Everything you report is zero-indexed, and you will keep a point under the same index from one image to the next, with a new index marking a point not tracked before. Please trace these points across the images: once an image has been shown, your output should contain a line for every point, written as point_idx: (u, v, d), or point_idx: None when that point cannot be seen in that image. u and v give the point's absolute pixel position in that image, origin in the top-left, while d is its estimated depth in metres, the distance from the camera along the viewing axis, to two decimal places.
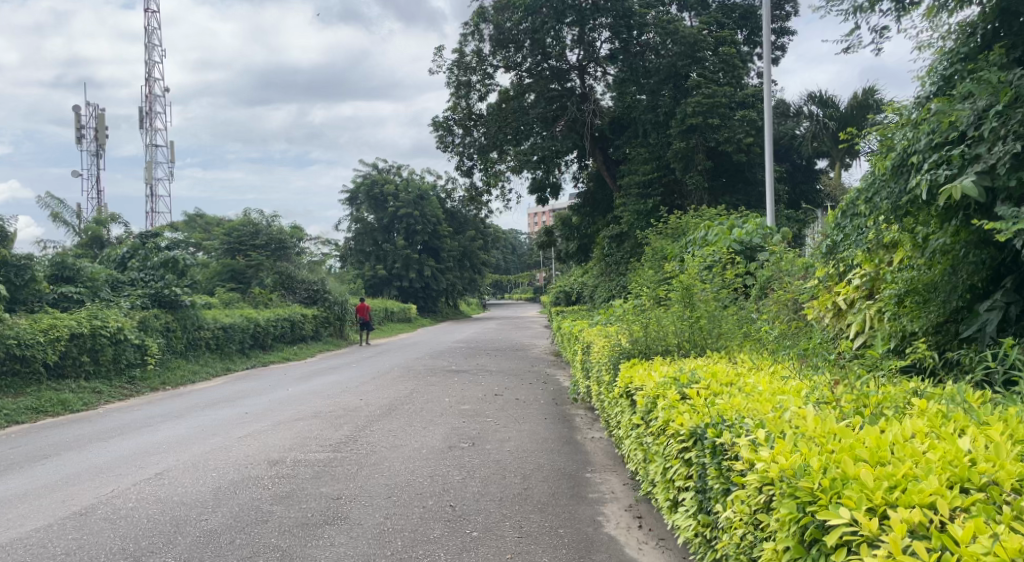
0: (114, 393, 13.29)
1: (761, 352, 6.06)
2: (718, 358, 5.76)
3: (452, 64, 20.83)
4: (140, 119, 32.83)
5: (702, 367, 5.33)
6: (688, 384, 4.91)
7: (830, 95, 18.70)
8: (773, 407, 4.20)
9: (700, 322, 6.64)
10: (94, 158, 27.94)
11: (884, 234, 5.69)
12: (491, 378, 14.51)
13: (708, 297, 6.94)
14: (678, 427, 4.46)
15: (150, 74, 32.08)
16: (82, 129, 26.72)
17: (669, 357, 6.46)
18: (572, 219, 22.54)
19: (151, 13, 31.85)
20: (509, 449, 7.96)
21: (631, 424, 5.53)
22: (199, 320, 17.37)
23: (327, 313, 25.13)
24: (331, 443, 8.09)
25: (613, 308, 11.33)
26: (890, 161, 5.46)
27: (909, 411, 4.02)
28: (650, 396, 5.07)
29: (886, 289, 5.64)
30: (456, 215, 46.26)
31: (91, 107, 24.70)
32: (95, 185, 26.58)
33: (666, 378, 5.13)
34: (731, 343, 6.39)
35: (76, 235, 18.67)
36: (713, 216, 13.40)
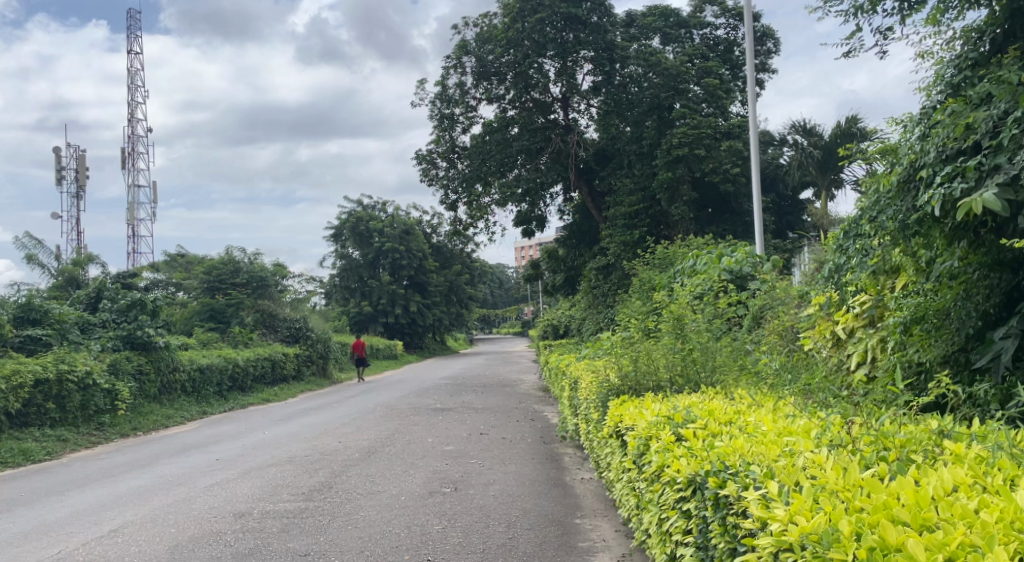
0: (81, 441, 12.79)
1: (760, 388, 5.68)
2: (713, 394, 5.36)
3: (434, 98, 20.58)
4: (123, 160, 32.51)
5: (696, 404, 4.93)
6: (682, 423, 4.53)
7: (815, 123, 18.41)
8: (781, 451, 3.81)
9: (693, 355, 6.26)
10: (74, 199, 27.54)
11: (888, 256, 5.31)
12: (477, 416, 14.05)
13: (700, 328, 6.57)
14: (674, 474, 4.06)
15: (131, 114, 31.85)
16: (62, 171, 26.34)
17: (661, 393, 6.06)
18: (558, 252, 22.23)
19: (133, 54, 31.70)
20: (493, 493, 7.51)
21: (621, 466, 5.12)
22: (175, 362, 16.86)
23: (309, 351, 24.74)
24: (303, 491, 7.63)
25: (602, 341, 10.94)
26: (895, 177, 5.12)
27: (941, 456, 3.63)
28: (641, 437, 4.66)
29: (890, 319, 5.27)
30: (442, 250, 45.92)
31: (70, 148, 24.36)
32: (74, 226, 26.19)
33: (659, 417, 4.73)
34: (725, 377, 6.01)
35: (51, 277, 18.16)
36: (701, 245, 13.06)
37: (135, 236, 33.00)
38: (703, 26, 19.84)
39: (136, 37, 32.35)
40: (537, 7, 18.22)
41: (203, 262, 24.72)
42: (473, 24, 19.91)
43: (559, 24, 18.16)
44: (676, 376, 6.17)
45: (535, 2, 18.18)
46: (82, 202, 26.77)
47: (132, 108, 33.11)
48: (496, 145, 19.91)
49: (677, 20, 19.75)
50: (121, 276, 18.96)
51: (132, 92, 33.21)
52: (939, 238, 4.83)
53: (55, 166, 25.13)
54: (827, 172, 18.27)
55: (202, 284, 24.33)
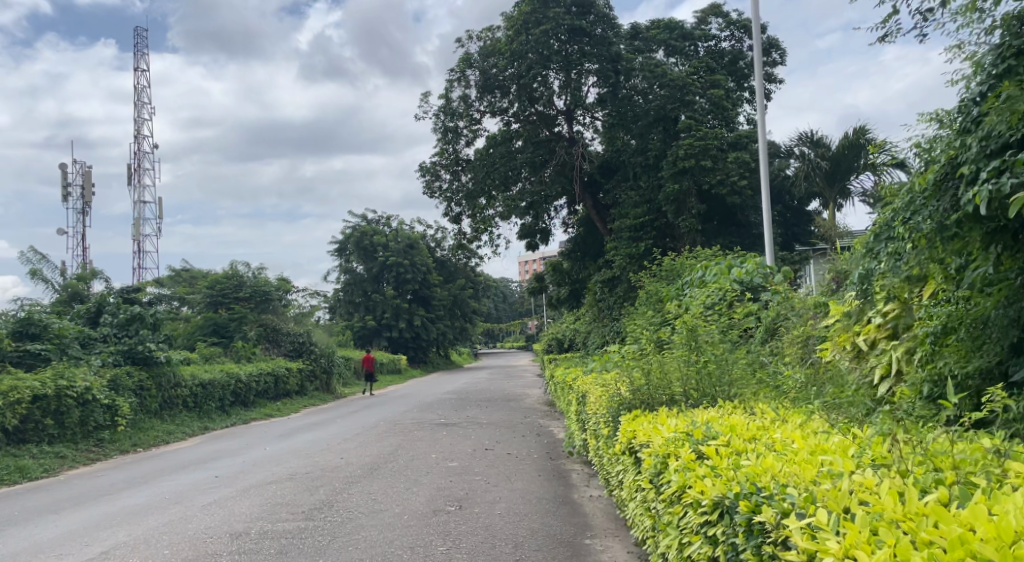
0: (79, 457, 12.56)
1: (781, 402, 5.45)
2: (732, 409, 5.11)
3: (437, 111, 20.41)
4: (129, 175, 32.46)
5: (716, 419, 4.68)
6: (702, 440, 4.29)
7: (822, 134, 18.10)
8: (818, 472, 3.57)
9: (708, 368, 6.00)
10: (79, 214, 27.44)
11: (918, 262, 4.90)
12: (482, 431, 13.77)
13: (715, 340, 6.35)
14: (698, 495, 3.81)
15: (137, 130, 31.85)
16: (68, 187, 26.25)
17: (675, 408, 5.82)
18: (563, 265, 22.00)
19: (139, 70, 31.69)
20: (499, 512, 7.25)
21: (635, 485, 4.87)
22: (176, 377, 16.62)
23: (313, 366, 24.53)
24: (303, 509, 7.40)
25: (609, 355, 10.68)
26: (932, 174, 4.79)
27: (1004, 479, 3.39)
28: (658, 455, 4.41)
29: (922, 329, 5.04)
30: (446, 264, 45.71)
31: (75, 162, 24.26)
32: (80, 241, 26.08)
33: (677, 434, 4.49)
34: (742, 390, 5.78)
35: (54, 292, 17.99)
36: (709, 257, 12.80)
37: (140, 251, 32.91)
38: (708, 38, 19.66)
39: (142, 53, 32.36)
40: (541, 19, 18.06)
41: (206, 277, 24.55)
42: (478, 37, 19.79)
43: (563, 36, 18.01)
44: (690, 390, 5.94)
45: (540, 15, 18.05)
46: (88, 218, 26.67)
47: (138, 124, 33.11)
48: (499, 158, 19.80)
49: (681, 33, 19.54)
50: (125, 291, 18.79)
51: (138, 108, 33.21)
52: (976, 241, 4.54)
53: (60, 182, 25.04)
54: (835, 183, 18.04)
55: (205, 299, 24.15)
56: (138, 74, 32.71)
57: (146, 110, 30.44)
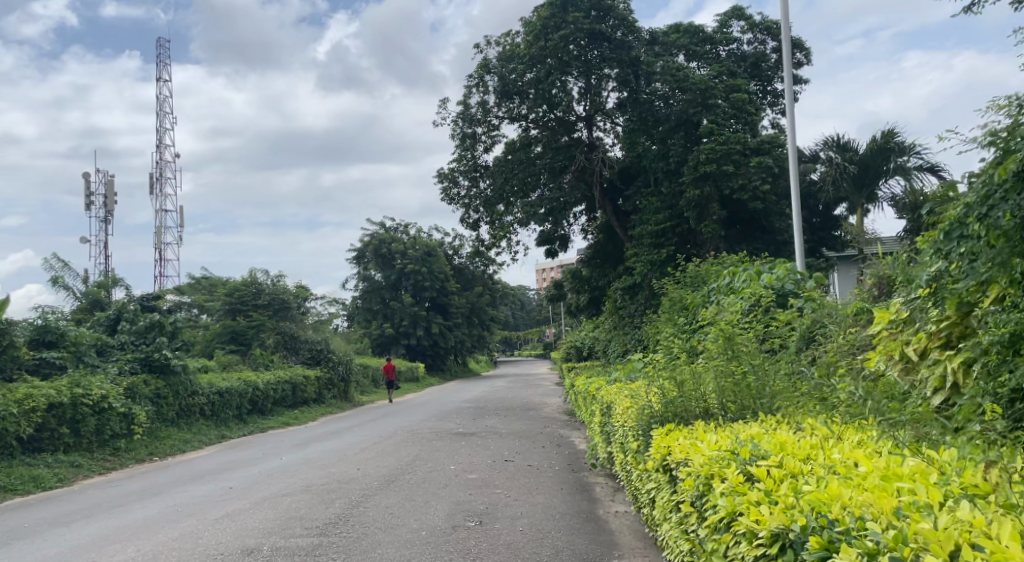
0: (94, 466, 12.37)
1: (827, 417, 5.14)
2: (777, 425, 4.79)
3: (456, 116, 20.17)
4: (152, 185, 32.51)
5: (762, 437, 4.37)
6: (751, 460, 3.99)
7: (849, 139, 17.89)
8: (898, 504, 3.29)
9: (746, 380, 5.70)
10: (101, 222, 27.45)
11: (991, 263, 4.50)
12: (502, 442, 13.44)
13: (753, 350, 6.02)
14: (753, 523, 3.51)
15: (160, 140, 31.95)
16: (91, 196, 26.25)
17: (712, 421, 5.50)
18: (582, 272, 21.66)
19: (161, 80, 31.78)
20: (521, 529, 6.95)
21: (671, 506, 4.56)
22: (193, 385, 16.44)
23: (330, 374, 24.33)
24: (318, 524, 7.12)
25: (632, 363, 10.36)
26: (1012, 164, 4.30)
27: None
28: (700, 475, 4.10)
29: (985, 339, 4.56)
30: (464, 271, 45.48)
31: (97, 171, 24.24)
32: (101, 249, 26.07)
33: (721, 452, 4.19)
34: (783, 403, 5.44)
35: (75, 299, 17.89)
36: (735, 264, 12.47)
37: (163, 260, 32.97)
38: (730, 42, 19.36)
39: (165, 62, 32.46)
40: (561, 24, 17.86)
41: (225, 285, 24.43)
42: (496, 43, 19.53)
43: (583, 40, 17.75)
44: (727, 402, 5.61)
45: (559, 20, 17.82)
46: (110, 227, 26.68)
47: (161, 133, 33.22)
48: (518, 164, 19.60)
49: (702, 37, 19.29)
50: (145, 299, 18.68)
51: (161, 117, 33.34)
52: None
53: (82, 190, 25.04)
54: (863, 188, 17.72)
55: (223, 306, 24.01)
56: (161, 83, 32.82)
57: (168, 119, 30.48)
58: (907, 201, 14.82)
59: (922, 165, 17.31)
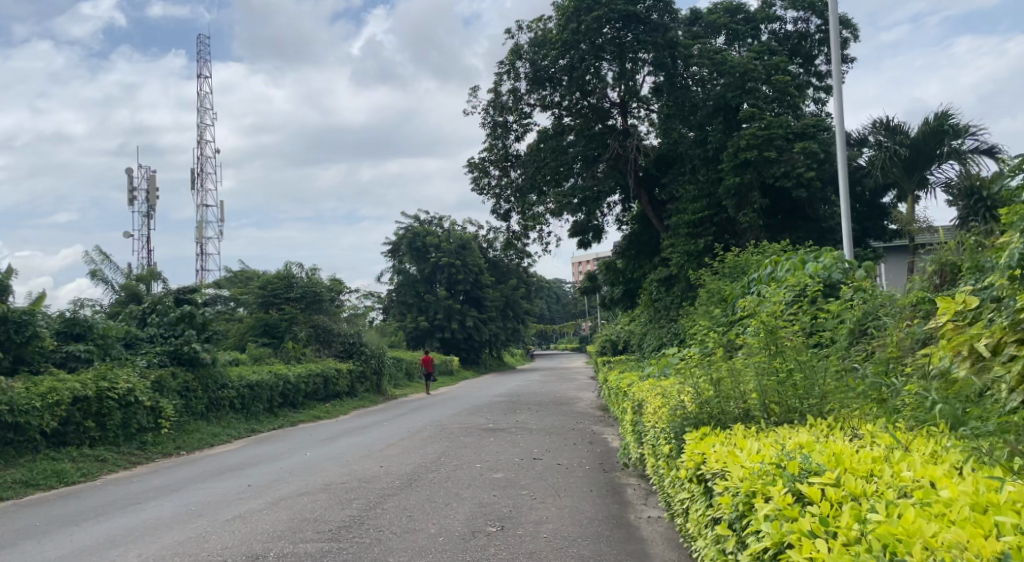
0: (120, 460, 12.06)
1: (888, 424, 4.58)
2: (829, 434, 4.26)
3: (486, 105, 19.69)
4: (192, 180, 32.56)
5: (815, 447, 3.87)
6: (799, 476, 3.53)
7: (900, 122, 16.93)
8: (1002, 546, 2.79)
9: (792, 380, 5.18)
10: (143, 217, 27.49)
11: None
12: (532, 438, 13.00)
13: (798, 344, 5.50)
14: (806, 559, 3.05)
15: (200, 136, 32.15)
16: (133, 192, 26.27)
17: (753, 425, 5.01)
18: (617, 263, 21.10)
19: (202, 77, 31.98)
20: (545, 536, 6.55)
21: (706, 522, 4.08)
22: (222, 378, 16.16)
23: (363, 367, 24.01)
24: (330, 527, 6.72)
25: (667, 358, 9.83)
26: None
27: None
28: (739, 493, 3.67)
29: None
30: (499, 264, 45.11)
31: (138, 167, 24.34)
32: (143, 244, 26.15)
33: (767, 464, 3.72)
34: (835, 405, 4.90)
35: (113, 292, 17.72)
36: (777, 252, 11.88)
37: (203, 254, 33.04)
38: (772, 21, 18.60)
39: (203, 57, 32.40)
40: (592, 6, 17.21)
41: (258, 277, 24.22)
42: (528, 28, 18.99)
43: (617, 23, 17.16)
44: (769, 402, 5.10)
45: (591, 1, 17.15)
46: (150, 221, 26.64)
47: (201, 129, 33.24)
48: (550, 153, 19.16)
49: (744, 17, 18.60)
50: (181, 292, 18.57)
51: (201, 112, 33.37)
52: None
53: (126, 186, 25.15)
54: (914, 172, 17.02)
55: (256, 299, 23.77)
56: (201, 77, 32.80)
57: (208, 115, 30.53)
58: (964, 186, 14.10)
59: (977, 148, 16.55)
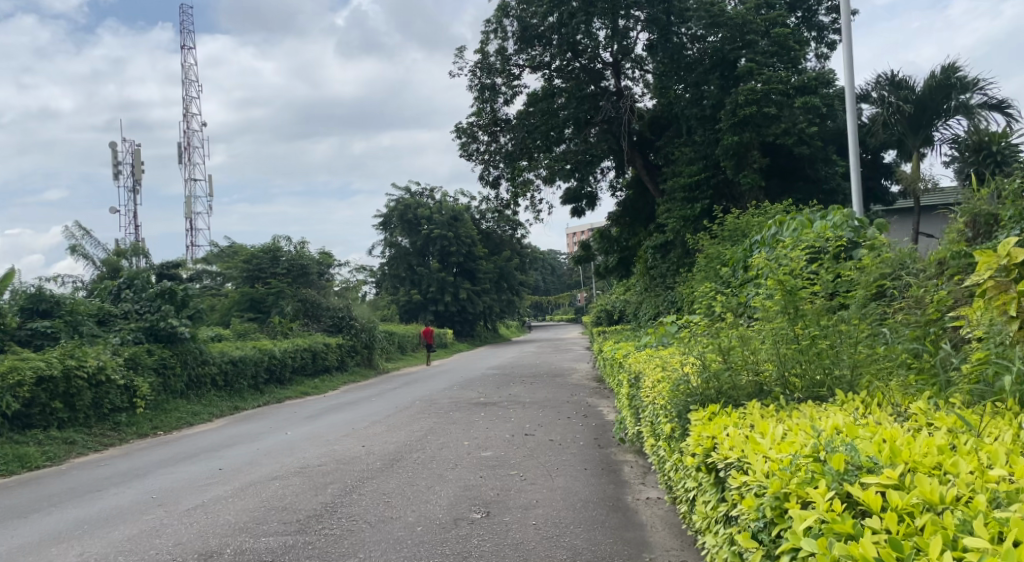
0: (91, 443, 11.40)
1: (931, 403, 4.06)
2: (869, 419, 3.74)
3: (473, 66, 18.89)
4: (179, 154, 31.80)
5: (861, 442, 3.37)
6: (846, 475, 3.15)
7: (904, 76, 16.33)
8: None
9: (815, 349, 4.64)
10: (128, 192, 26.76)
11: None
12: (526, 412, 12.41)
13: (819, 308, 5.02)
14: None
15: (186, 109, 31.56)
16: (118, 166, 25.48)
17: (772, 402, 4.48)
18: (611, 231, 20.46)
19: (188, 50, 31.48)
20: (534, 523, 5.95)
21: (717, 519, 3.63)
22: (203, 354, 15.44)
23: (354, 341, 23.34)
24: (298, 517, 6.10)
25: (665, 326, 9.25)
26: None
27: None
28: (771, 495, 3.24)
29: None
30: (492, 236, 44.33)
31: (122, 141, 23.66)
32: (131, 220, 25.56)
33: (801, 459, 3.32)
34: (870, 377, 4.42)
35: (93, 269, 16.52)
36: (780, 213, 11.26)
37: (192, 230, 32.30)
38: None
39: (187, 27, 31.48)
40: None
41: (243, 250, 23.46)
42: None
43: None
44: (789, 374, 4.61)
45: None
46: (135, 195, 25.91)
47: (188, 101, 32.40)
48: (541, 117, 18.39)
49: None
50: (164, 268, 17.87)
51: (186, 84, 32.59)
52: None
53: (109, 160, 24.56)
54: (920, 130, 16.41)
55: (241, 273, 23.04)
56: (184, 48, 31.83)
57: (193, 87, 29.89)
58: (973, 141, 13.57)
59: (986, 103, 15.90)
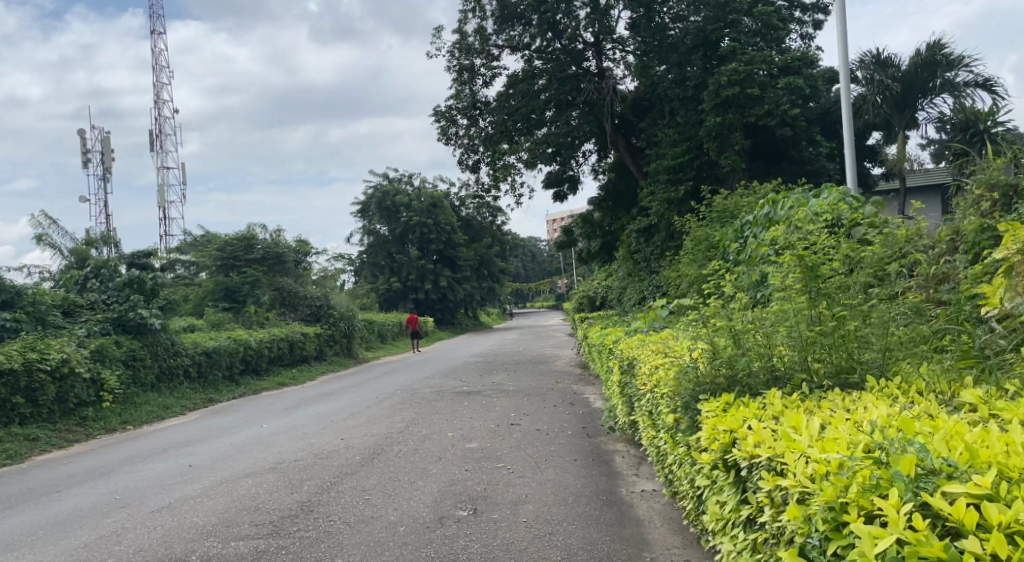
0: (55, 439, 10.91)
1: (969, 388, 3.92)
2: (912, 415, 3.62)
3: (452, 47, 18.46)
4: (151, 141, 31.07)
5: (929, 444, 3.24)
6: (923, 481, 3.06)
7: (889, 54, 16.02)
8: None
9: (838, 333, 4.40)
10: (99, 181, 26.07)
11: None
12: (509, 401, 12.04)
13: (840, 285, 4.80)
14: None
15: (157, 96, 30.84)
16: (87, 154, 24.79)
17: (793, 390, 4.28)
18: (594, 216, 20.09)
19: (159, 35, 30.76)
20: (525, 520, 5.57)
21: (751, 522, 3.59)
22: (174, 345, 14.93)
23: (332, 330, 22.85)
24: (273, 517, 5.70)
25: (654, 311, 8.88)
26: None
27: None
28: (824, 506, 3.16)
29: None
30: (472, 223, 43.86)
31: (91, 128, 23.00)
32: (102, 209, 24.92)
33: (858, 464, 3.22)
34: (900, 364, 4.23)
35: (62, 257, 15.64)
36: (770, 192, 10.92)
37: (166, 219, 31.59)
38: None
39: (157, 11, 30.69)
40: None
41: (216, 238, 22.86)
42: None
43: None
44: (811, 360, 4.38)
45: None
46: (105, 184, 25.22)
47: (159, 87, 31.62)
48: (520, 98, 17.92)
49: None
50: (136, 257, 17.22)
51: (158, 70, 31.83)
52: None
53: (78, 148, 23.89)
54: (905, 109, 16.17)
55: (215, 262, 22.46)
56: (155, 33, 31.06)
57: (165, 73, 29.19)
58: (960, 121, 13.29)
59: (971, 81, 15.63)
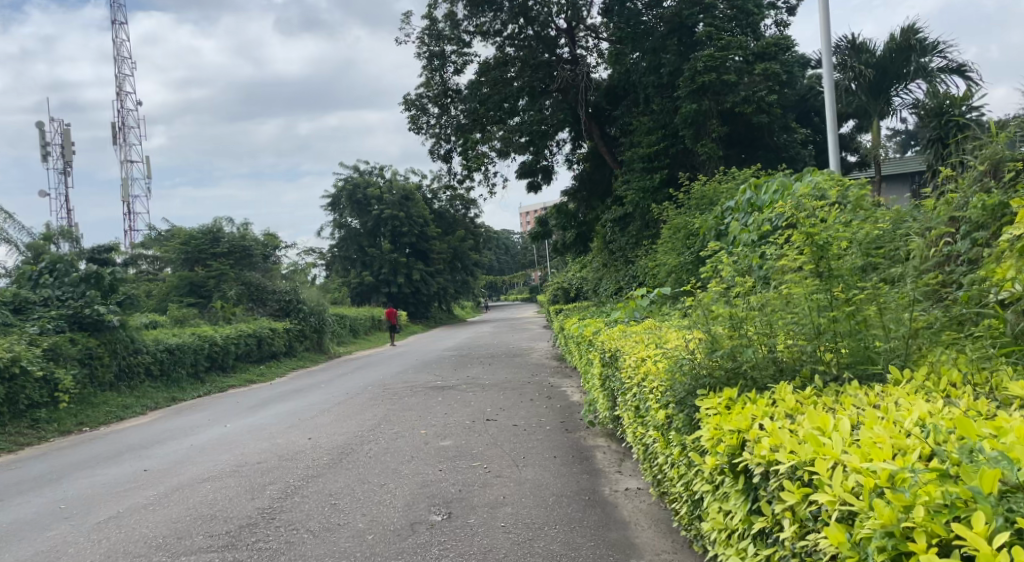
0: (3, 442, 10.35)
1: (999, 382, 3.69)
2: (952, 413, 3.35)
3: (421, 32, 17.96)
4: (113, 134, 30.24)
5: (997, 449, 2.96)
6: (1010, 502, 2.79)
7: (864, 40, 15.84)
8: None
9: (846, 324, 4.26)
10: (59, 174, 25.25)
11: None
12: (483, 396, 11.64)
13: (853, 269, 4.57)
14: None
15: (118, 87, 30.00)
16: (46, 146, 24.00)
17: (808, 387, 4.05)
18: (568, 206, 19.73)
19: (120, 24, 29.93)
20: (503, 525, 5.18)
21: (771, 531, 3.31)
22: (134, 342, 14.36)
23: (302, 325, 22.29)
24: (229, 527, 5.27)
25: (635, 302, 8.55)
26: None
27: None
28: (883, 532, 2.87)
29: None
30: (445, 216, 43.36)
31: (49, 120, 22.22)
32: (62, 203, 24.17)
33: (922, 479, 2.94)
34: (925, 357, 4.04)
35: (17, 253, 15.02)
36: (750, 177, 10.58)
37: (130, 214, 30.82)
38: None
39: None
40: None
41: (180, 232, 22.18)
42: None
43: None
44: (823, 350, 4.18)
45: None
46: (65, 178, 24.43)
47: (121, 79, 30.81)
48: (492, 85, 17.51)
49: None
50: (97, 251, 16.58)
51: (120, 61, 31.00)
52: None
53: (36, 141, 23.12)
54: (880, 95, 15.91)
55: (179, 256, 21.79)
56: (116, 22, 30.22)
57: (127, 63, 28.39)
58: (934, 107, 13.08)
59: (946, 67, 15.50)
